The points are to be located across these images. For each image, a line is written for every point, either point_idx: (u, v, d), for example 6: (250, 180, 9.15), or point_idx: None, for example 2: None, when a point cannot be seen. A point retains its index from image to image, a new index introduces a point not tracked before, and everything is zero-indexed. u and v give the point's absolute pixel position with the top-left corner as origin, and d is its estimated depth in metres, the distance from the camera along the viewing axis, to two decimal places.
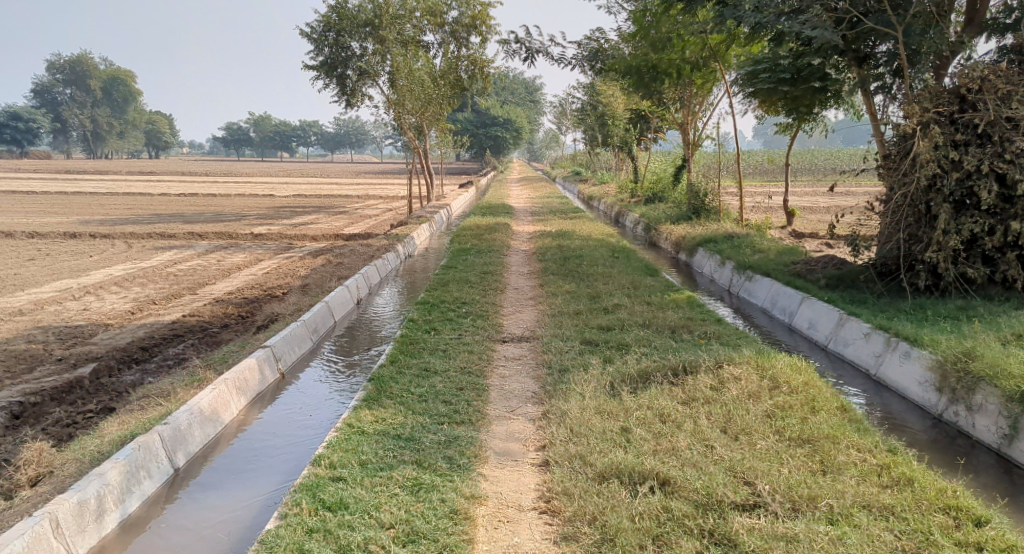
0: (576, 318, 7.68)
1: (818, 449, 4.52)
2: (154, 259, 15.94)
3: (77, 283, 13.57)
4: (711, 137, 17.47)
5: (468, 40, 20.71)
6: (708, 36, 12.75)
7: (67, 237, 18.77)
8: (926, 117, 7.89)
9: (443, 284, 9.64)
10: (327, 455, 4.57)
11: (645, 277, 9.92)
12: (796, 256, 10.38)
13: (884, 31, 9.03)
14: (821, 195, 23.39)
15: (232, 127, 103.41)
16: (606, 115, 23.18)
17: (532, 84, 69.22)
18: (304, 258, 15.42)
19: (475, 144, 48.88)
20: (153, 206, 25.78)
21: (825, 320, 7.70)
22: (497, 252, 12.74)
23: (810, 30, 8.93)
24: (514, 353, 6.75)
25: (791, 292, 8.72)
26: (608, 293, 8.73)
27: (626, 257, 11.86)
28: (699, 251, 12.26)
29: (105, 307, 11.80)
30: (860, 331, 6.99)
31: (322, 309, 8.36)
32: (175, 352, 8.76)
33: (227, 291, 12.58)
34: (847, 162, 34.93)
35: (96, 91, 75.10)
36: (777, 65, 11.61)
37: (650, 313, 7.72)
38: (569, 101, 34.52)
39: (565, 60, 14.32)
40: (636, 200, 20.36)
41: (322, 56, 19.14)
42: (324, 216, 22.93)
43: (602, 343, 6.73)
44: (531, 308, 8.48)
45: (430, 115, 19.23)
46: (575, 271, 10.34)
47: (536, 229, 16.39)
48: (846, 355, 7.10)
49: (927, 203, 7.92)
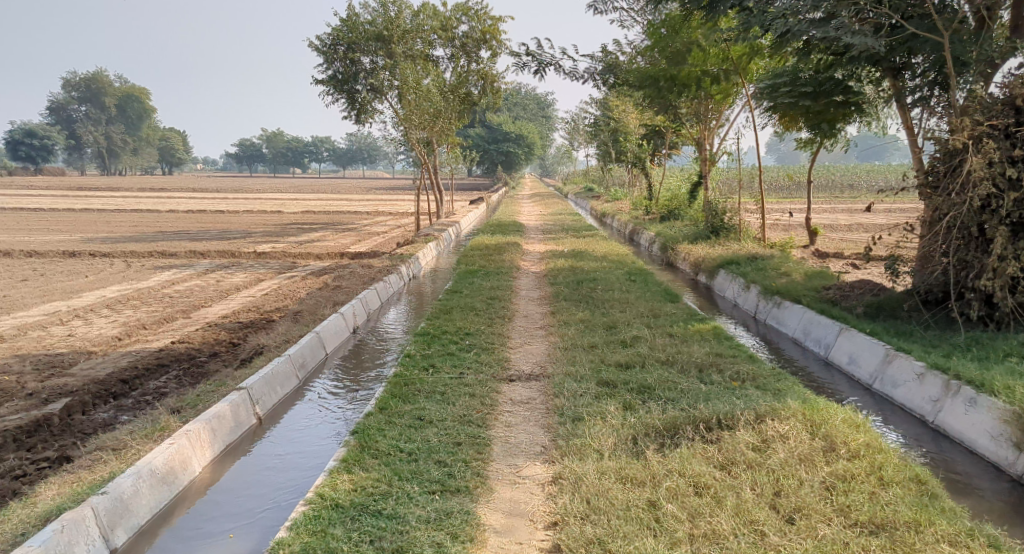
0: (592, 353, 6.91)
1: (895, 541, 3.78)
2: (151, 279, 15.30)
3: (67, 306, 12.91)
4: (729, 154, 16.71)
5: (478, 55, 20.08)
6: (730, 48, 12.01)
7: (66, 256, 18.19)
8: (977, 131, 7.12)
9: (446, 311, 8.88)
10: (290, 542, 3.89)
11: (665, 303, 9.14)
12: (827, 279, 9.54)
13: (926, 38, 8.24)
14: (841, 212, 22.59)
15: (244, 144, 103.72)
16: (618, 130, 22.49)
17: (544, 99, 68.70)
18: (306, 279, 14.74)
19: (485, 160, 48.32)
20: (158, 224, 25.20)
21: (868, 356, 6.87)
22: (506, 275, 11.98)
23: (847, 36, 8.19)
24: (521, 396, 5.98)
25: (827, 322, 7.87)
26: (625, 323, 7.98)
27: (643, 280, 11.08)
28: (720, 272, 11.44)
29: (92, 332, 11.13)
30: (912, 371, 6.18)
31: (311, 342, 7.61)
32: (155, 385, 8.05)
33: (222, 314, 11.89)
34: (865, 177, 34.11)
35: (112, 108, 75.41)
36: (799, 79, 10.89)
37: (673, 346, 6.95)
38: (582, 117, 33.93)
39: (578, 73, 13.68)
40: (651, 218, 19.61)
41: (332, 70, 18.52)
42: (330, 233, 22.28)
43: (622, 385, 5.96)
44: (542, 339, 7.72)
45: (439, 130, 18.59)
46: (590, 296, 9.58)
47: (546, 249, 15.67)
48: (895, 397, 6.29)
49: (980, 225, 7.10)
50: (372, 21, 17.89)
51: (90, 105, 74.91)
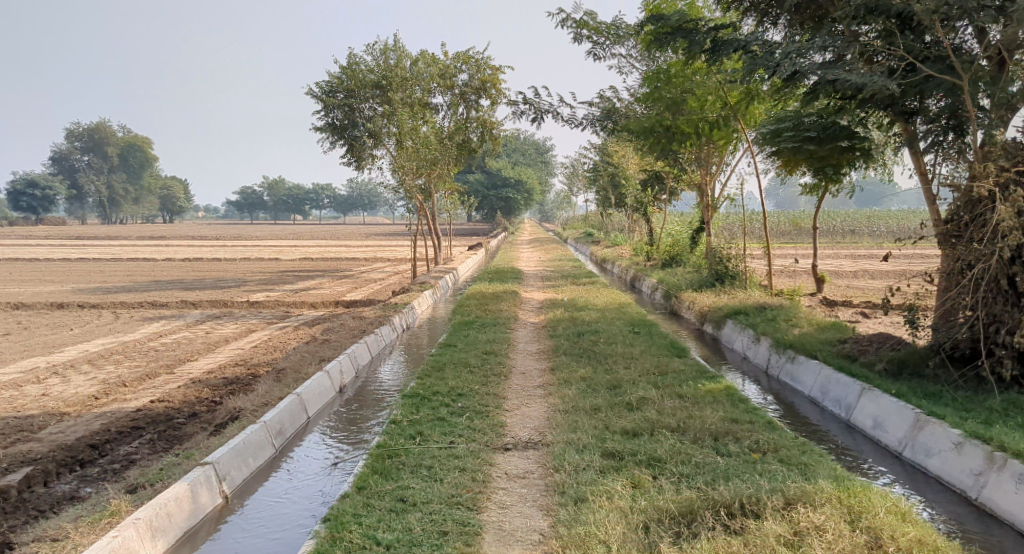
0: (595, 417, 6.34)
1: None
2: (137, 331, 14.69)
3: (46, 362, 12.31)
4: (731, 199, 16.30)
5: (477, 102, 19.85)
6: (730, 94, 11.70)
7: (54, 308, 17.63)
8: (1004, 177, 6.67)
9: (439, 368, 8.30)
10: None
11: (672, 357, 8.57)
12: (842, 330, 8.96)
13: (941, 81, 7.80)
14: (844, 258, 22.12)
15: (246, 192, 104.19)
16: (617, 176, 22.17)
17: (542, 144, 68.96)
18: (298, 329, 14.19)
19: (484, 206, 48.17)
20: (152, 273, 24.66)
21: (895, 421, 6.36)
22: (503, 326, 11.44)
23: (859, 77, 7.75)
24: (518, 469, 5.43)
25: (844, 379, 7.34)
26: (630, 382, 7.41)
27: (647, 331, 10.52)
28: (727, 323, 10.87)
29: (68, 391, 10.49)
30: (948, 440, 5.75)
31: (291, 405, 7.03)
32: (124, 450, 7.40)
33: (207, 370, 11.28)
34: (866, 223, 33.70)
35: (114, 157, 75.72)
36: (802, 123, 10.53)
37: (683, 409, 6.40)
38: (581, 163, 33.75)
39: (577, 120, 13.40)
40: (653, 263, 19.14)
41: (330, 118, 18.26)
42: (327, 280, 21.78)
43: (629, 456, 5.40)
44: (541, 399, 7.15)
45: (436, 176, 18.24)
46: (592, 350, 9.01)
47: (547, 297, 15.16)
48: (929, 468, 5.84)
49: (1011, 278, 6.58)
50: (371, 69, 17.77)
51: (93, 155, 75.32)
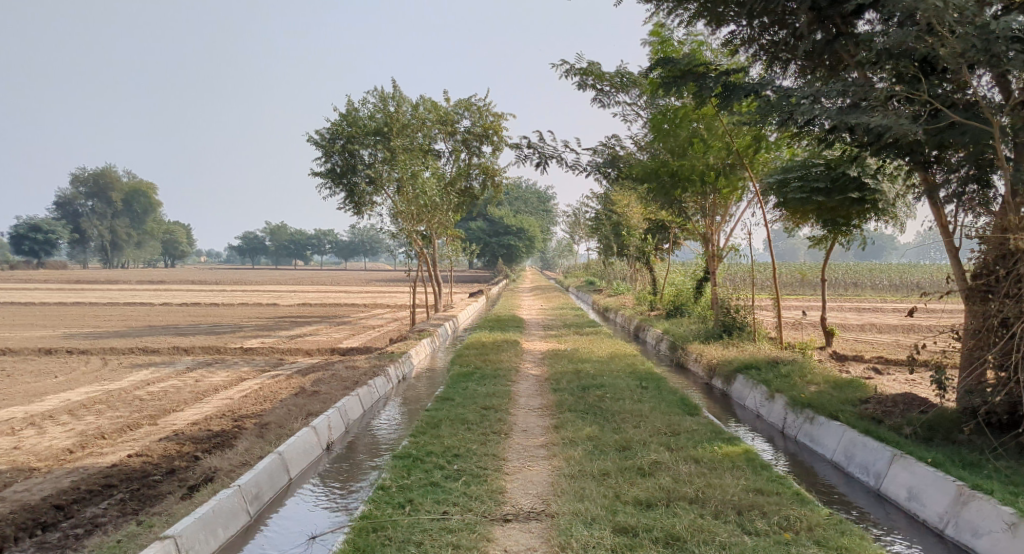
0: (604, 483, 5.77)
1: None
2: (124, 379, 14.05)
3: (25, 412, 11.67)
4: (737, 249, 15.82)
5: (479, 149, 19.56)
6: (737, 141, 11.33)
7: (41, 354, 16.99)
8: None
9: (432, 425, 7.69)
10: None
11: (685, 416, 7.95)
12: (863, 389, 8.35)
13: (966, 130, 7.34)
14: (852, 312, 21.56)
15: (249, 238, 104.23)
16: (621, 225, 21.75)
17: (544, 194, 69.13)
18: (291, 378, 13.55)
19: (486, 253, 47.81)
20: (147, 318, 24.03)
21: (934, 493, 5.79)
22: (504, 378, 10.83)
23: (881, 125, 7.28)
24: (519, 547, 4.88)
25: (871, 444, 6.72)
26: (641, 443, 6.81)
27: (655, 386, 9.90)
28: (739, 377, 10.24)
29: (42, 444, 9.82)
30: (999, 520, 5.23)
31: (270, 466, 6.42)
32: (91, 511, 6.76)
33: (191, 421, 10.63)
34: (869, 276, 33.25)
35: (118, 203, 75.30)
36: (811, 173, 10.07)
37: (701, 475, 5.84)
38: (584, 212, 33.42)
39: (580, 166, 12.98)
40: (657, 313, 18.59)
41: (330, 163, 17.94)
42: (323, 327, 21.18)
43: (644, 534, 4.89)
44: (545, 461, 6.55)
45: (437, 223, 17.82)
46: (598, 406, 8.39)
47: (549, 348, 14.58)
48: (979, 550, 5.30)
49: None
50: (372, 116, 17.55)
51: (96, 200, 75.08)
